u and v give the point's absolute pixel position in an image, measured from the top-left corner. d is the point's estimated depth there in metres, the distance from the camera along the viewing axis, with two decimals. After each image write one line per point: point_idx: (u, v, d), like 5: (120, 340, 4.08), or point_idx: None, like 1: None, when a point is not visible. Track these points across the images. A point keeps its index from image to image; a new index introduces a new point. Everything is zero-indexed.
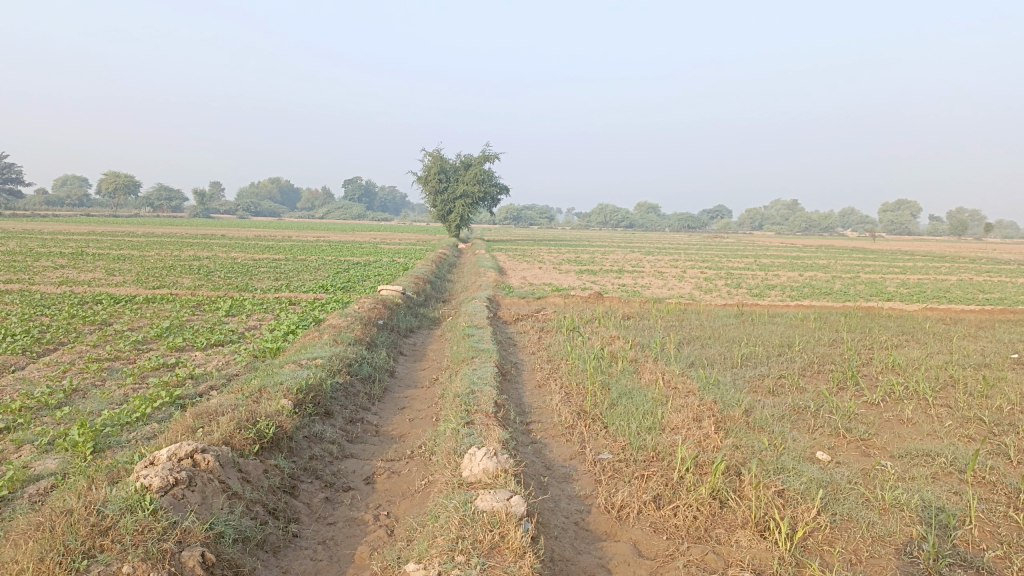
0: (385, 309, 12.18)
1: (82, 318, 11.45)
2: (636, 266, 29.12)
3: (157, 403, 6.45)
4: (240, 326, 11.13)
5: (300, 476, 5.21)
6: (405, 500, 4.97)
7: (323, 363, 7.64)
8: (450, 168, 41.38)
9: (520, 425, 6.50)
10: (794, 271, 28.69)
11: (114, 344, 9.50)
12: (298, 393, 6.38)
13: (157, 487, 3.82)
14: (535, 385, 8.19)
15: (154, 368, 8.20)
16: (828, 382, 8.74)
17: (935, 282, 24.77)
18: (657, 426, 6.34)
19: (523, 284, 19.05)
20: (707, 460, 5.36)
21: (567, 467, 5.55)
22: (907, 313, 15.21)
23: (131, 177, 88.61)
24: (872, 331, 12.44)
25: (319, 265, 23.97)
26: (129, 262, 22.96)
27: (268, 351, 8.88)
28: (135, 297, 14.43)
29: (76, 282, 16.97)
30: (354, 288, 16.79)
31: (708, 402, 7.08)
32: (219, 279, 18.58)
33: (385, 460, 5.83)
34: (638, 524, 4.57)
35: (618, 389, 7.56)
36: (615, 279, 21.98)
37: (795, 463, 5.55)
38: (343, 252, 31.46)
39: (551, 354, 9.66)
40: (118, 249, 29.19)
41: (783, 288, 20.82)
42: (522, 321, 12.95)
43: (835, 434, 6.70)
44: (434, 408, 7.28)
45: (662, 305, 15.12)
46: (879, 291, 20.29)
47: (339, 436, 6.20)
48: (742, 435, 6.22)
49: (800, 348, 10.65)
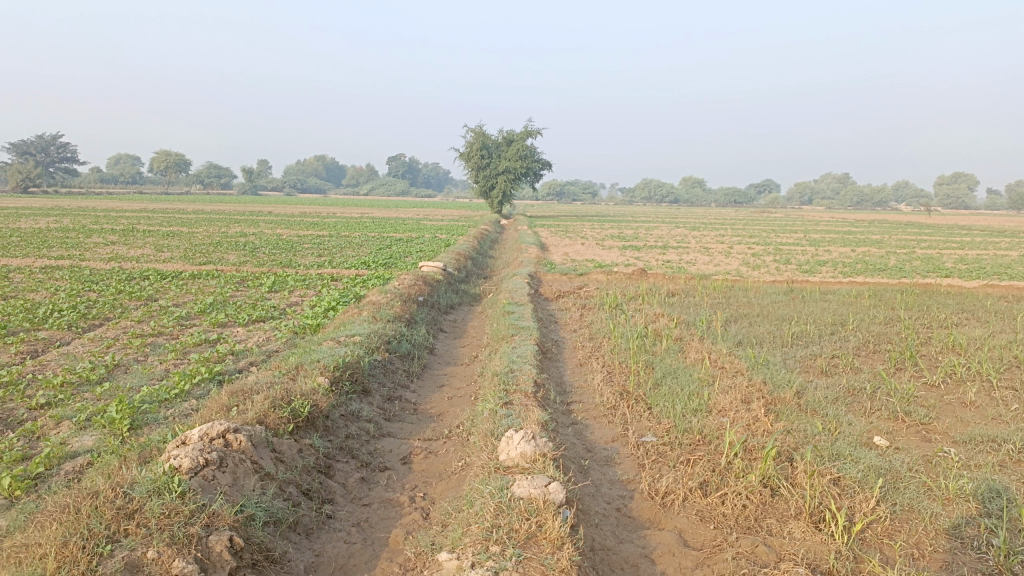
0: (426, 285, 12.09)
1: (129, 293, 11.59)
2: (682, 241, 28.54)
3: (196, 380, 6.43)
4: (282, 302, 11.13)
5: (335, 455, 5.10)
6: (441, 482, 4.83)
7: (361, 339, 7.55)
8: (492, 144, 41.12)
9: (561, 405, 6.31)
10: (846, 246, 27.77)
11: (158, 320, 9.57)
12: (335, 371, 6.29)
13: (187, 468, 3.74)
14: (577, 363, 7.99)
15: (196, 344, 8.22)
16: (884, 363, 8.36)
17: (995, 258, 23.73)
18: (703, 409, 6.09)
19: (566, 261, 18.80)
20: (757, 445, 5.11)
21: (609, 450, 5.35)
22: (967, 290, 14.55)
23: (181, 154, 90.28)
24: (930, 309, 11.90)
25: (363, 241, 24.04)
26: (177, 239, 23.33)
27: (308, 327, 8.83)
28: (181, 273, 14.61)
29: (125, 259, 17.27)
30: (395, 264, 16.74)
31: (757, 383, 6.80)
32: (263, 255, 18.73)
33: (422, 439, 5.70)
34: (683, 512, 4.35)
35: (662, 369, 7.33)
36: (660, 255, 21.57)
37: (851, 449, 5.26)
38: (385, 228, 31.53)
39: (594, 332, 9.44)
40: (167, 226, 29.73)
41: (834, 264, 20.19)
42: (564, 298, 12.72)
43: (893, 419, 6.36)
44: (473, 387, 7.13)
45: (709, 282, 14.72)
46: (936, 267, 19.51)
47: (376, 414, 6.09)
48: (794, 418, 5.94)
49: (854, 326, 10.23)
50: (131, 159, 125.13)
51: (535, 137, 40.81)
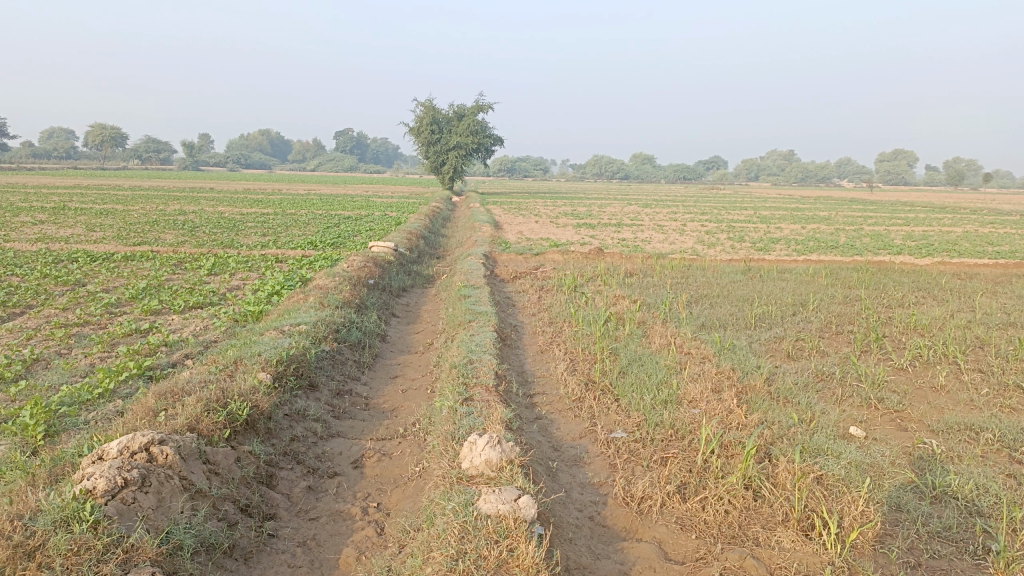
0: (375, 266, 11.53)
1: (54, 278, 10.77)
2: (635, 219, 28.38)
3: (123, 377, 5.85)
4: (223, 287, 10.45)
5: (278, 462, 4.63)
6: (396, 491, 4.42)
7: (308, 328, 7.03)
8: (442, 119, 40.19)
9: (523, 398, 5.94)
10: (796, 223, 27.99)
11: (85, 307, 8.86)
12: (279, 365, 5.78)
13: (102, 491, 3.24)
14: (537, 350, 7.62)
15: (126, 334, 7.58)
16: (850, 345, 8.18)
17: (941, 234, 24.14)
18: (673, 400, 5.78)
19: (520, 239, 18.41)
20: (734, 441, 4.81)
21: (577, 448, 4.99)
22: (920, 267, 14.61)
23: (117, 128, 86.65)
24: (887, 288, 11.84)
25: (311, 219, 23.21)
26: (111, 218, 22.12)
27: (250, 314, 8.25)
28: (113, 254, 13.73)
29: (53, 239, 16.23)
30: (343, 244, 16.08)
31: (726, 370, 6.52)
32: (203, 234, 17.88)
33: (374, 439, 5.26)
34: (661, 520, 4.01)
35: (628, 356, 7.00)
36: (614, 233, 21.39)
37: (829, 442, 5.01)
38: (333, 206, 30.58)
39: (554, 316, 9.06)
40: (101, 203, 28.29)
41: (788, 241, 20.20)
42: (520, 279, 12.32)
43: (867, 407, 6.15)
44: (428, 378, 6.70)
45: (666, 261, 14.49)
46: (887, 244, 19.68)
47: (323, 412, 5.62)
48: (767, 408, 5.66)
49: (816, 307, 10.07)
50: (65, 133, 119.76)
51: (485, 112, 40.03)
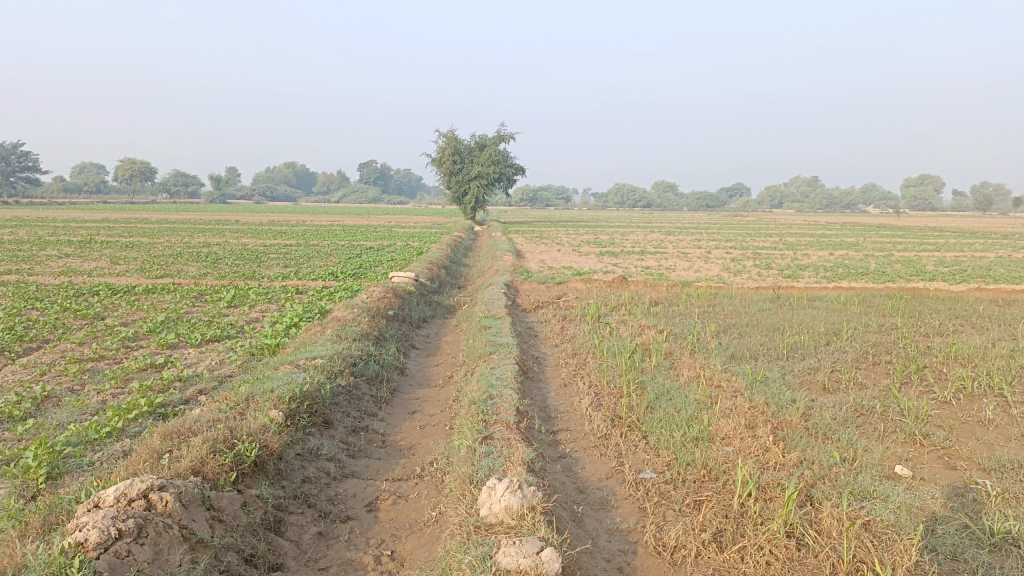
0: (395, 297, 11.35)
1: (74, 312, 10.71)
2: (659, 247, 28.08)
3: (133, 415, 5.67)
4: (241, 320, 10.32)
5: (288, 505, 4.40)
6: (412, 537, 4.16)
7: (323, 362, 6.82)
8: (464, 149, 40.36)
9: (546, 436, 5.66)
10: (824, 249, 27.53)
11: (102, 341, 8.74)
12: (292, 402, 5.56)
13: (94, 544, 3.03)
14: (560, 384, 7.35)
15: (140, 369, 7.43)
16: (888, 376, 7.80)
17: (974, 259, 23.52)
18: (705, 437, 5.47)
19: (542, 268, 18.20)
20: (772, 483, 4.50)
21: (603, 490, 4.70)
22: (955, 294, 14.14)
23: (146, 162, 88.28)
24: (923, 315, 11.43)
25: (333, 251, 23.19)
26: (135, 251, 22.28)
27: (266, 348, 8.08)
28: (134, 287, 13.69)
29: (77, 272, 16.28)
30: (364, 275, 15.97)
31: (760, 405, 6.19)
32: (225, 266, 17.87)
33: (390, 480, 5.01)
34: (696, 571, 3.71)
35: (655, 390, 6.70)
36: (637, 261, 21.09)
37: (875, 483, 4.67)
38: (356, 236, 30.61)
39: (578, 348, 8.78)
40: (127, 237, 28.58)
41: (816, 268, 19.79)
42: (542, 309, 12.07)
43: (911, 444, 5.78)
44: (447, 414, 6.45)
45: (692, 289, 14.16)
46: (919, 270, 19.17)
47: (337, 451, 5.39)
48: (806, 446, 5.33)
49: (849, 336, 9.70)
50: (96, 168, 122.30)
51: (507, 142, 40.16)
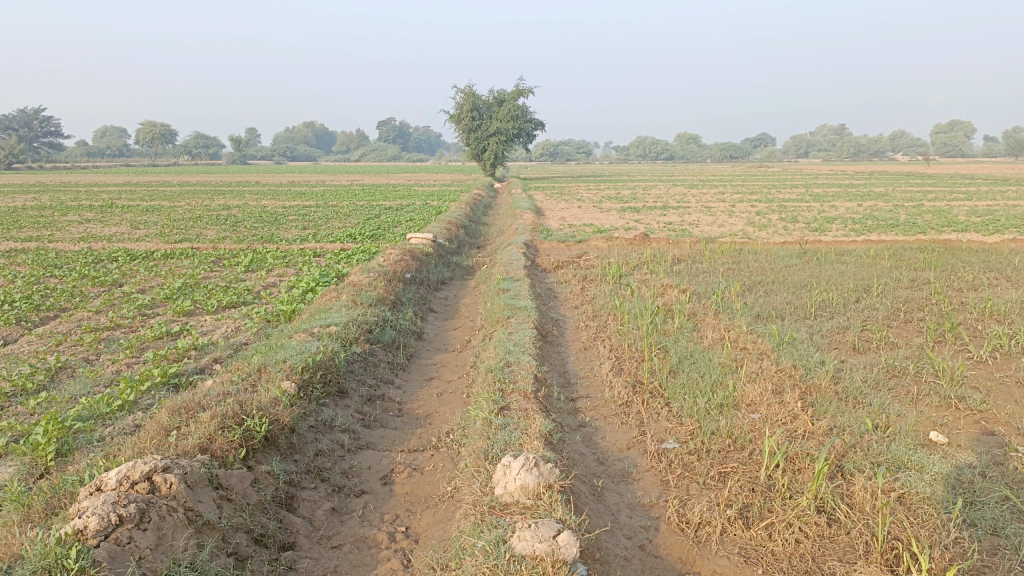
0: (414, 259, 11.20)
1: (93, 279, 10.67)
2: (682, 201, 27.57)
3: (146, 387, 5.59)
4: (258, 285, 10.21)
5: (301, 480, 4.29)
6: (427, 513, 4.04)
7: (338, 330, 6.69)
8: (483, 105, 39.66)
9: (565, 404, 5.50)
10: (852, 200, 26.86)
11: (119, 310, 8.68)
12: (304, 373, 5.44)
13: (93, 532, 2.94)
14: (581, 347, 7.18)
15: (156, 338, 7.36)
16: (921, 335, 7.51)
17: (1008, 208, 22.79)
18: (730, 403, 5.28)
19: (563, 226, 17.90)
20: (801, 453, 4.32)
21: (625, 462, 4.55)
22: (990, 246, 13.67)
23: (166, 125, 88.16)
24: (957, 269, 11.04)
25: (353, 211, 23.01)
26: (156, 214, 22.24)
27: (282, 314, 7.97)
28: (153, 252, 13.63)
29: (97, 238, 16.29)
30: (383, 236, 15.81)
31: (787, 368, 5.98)
32: (244, 229, 17.76)
33: (406, 452, 4.89)
34: (721, 549, 3.56)
35: (678, 354, 6.51)
36: (660, 216, 20.71)
37: (909, 452, 4.46)
38: (375, 196, 30.36)
39: (598, 310, 8.58)
40: (148, 200, 28.54)
41: (844, 220, 19.26)
42: (562, 269, 11.85)
43: (946, 408, 5.55)
44: (464, 381, 6.31)
45: (716, 246, 13.83)
46: (951, 220, 18.58)
47: (352, 421, 5.27)
48: (836, 412, 5.12)
49: (880, 292, 9.38)
50: (117, 131, 122.69)
51: (527, 96, 39.37)
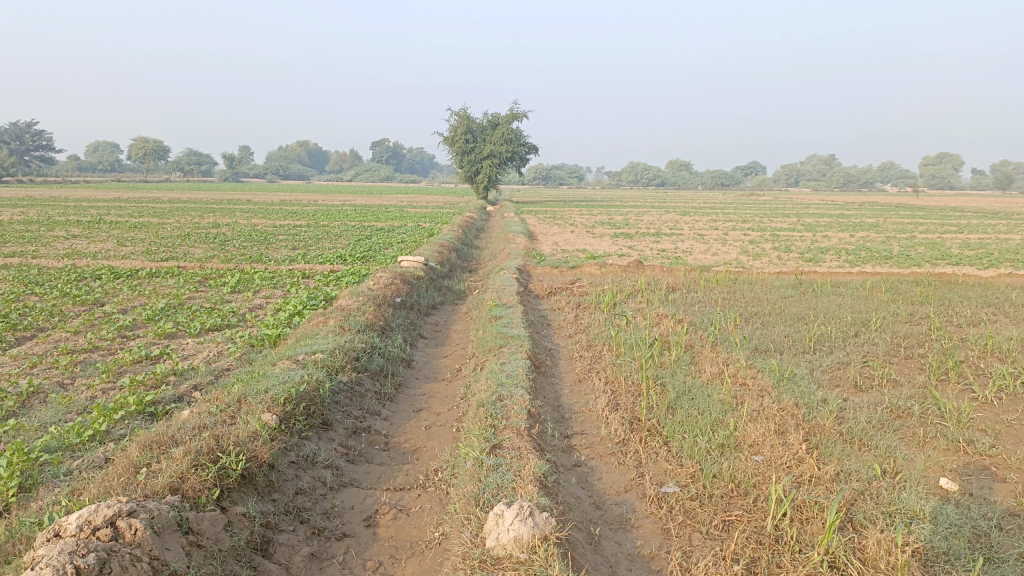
0: (404, 283, 10.97)
1: (74, 297, 10.39)
2: (675, 228, 27.53)
3: (119, 416, 5.31)
4: (244, 307, 9.95)
5: (279, 523, 4.03)
6: (414, 561, 3.79)
7: (324, 357, 6.44)
8: (477, 128, 39.74)
9: (559, 441, 5.27)
10: (844, 231, 26.90)
11: (98, 331, 8.40)
12: (287, 404, 5.18)
13: None
14: (575, 380, 6.95)
15: (134, 362, 7.08)
16: (923, 372, 7.32)
17: (1000, 242, 22.80)
18: (732, 444, 5.06)
19: (555, 251, 17.74)
20: (809, 501, 4.10)
21: (622, 506, 4.31)
22: (985, 280, 13.57)
23: (159, 141, 87.98)
24: (954, 304, 10.91)
25: (343, 232, 22.78)
26: (144, 232, 21.95)
27: (267, 339, 7.72)
28: (137, 270, 13.34)
29: (81, 254, 16.01)
30: (373, 258, 15.58)
31: (789, 406, 5.77)
32: (232, 249, 17.51)
33: (391, 491, 4.64)
34: None
35: (677, 389, 6.28)
36: (653, 243, 20.58)
37: (921, 501, 4.25)
38: (366, 217, 30.18)
39: (592, 340, 8.36)
40: (137, 217, 28.25)
41: (837, 251, 19.18)
42: (555, 295, 11.66)
43: (954, 452, 5.34)
44: (454, 414, 6.06)
45: (711, 275, 13.68)
46: (944, 253, 18.53)
47: (335, 456, 5.01)
48: (842, 456, 4.90)
49: (878, 327, 9.21)
50: (110, 146, 122.50)
51: (520, 120, 39.47)
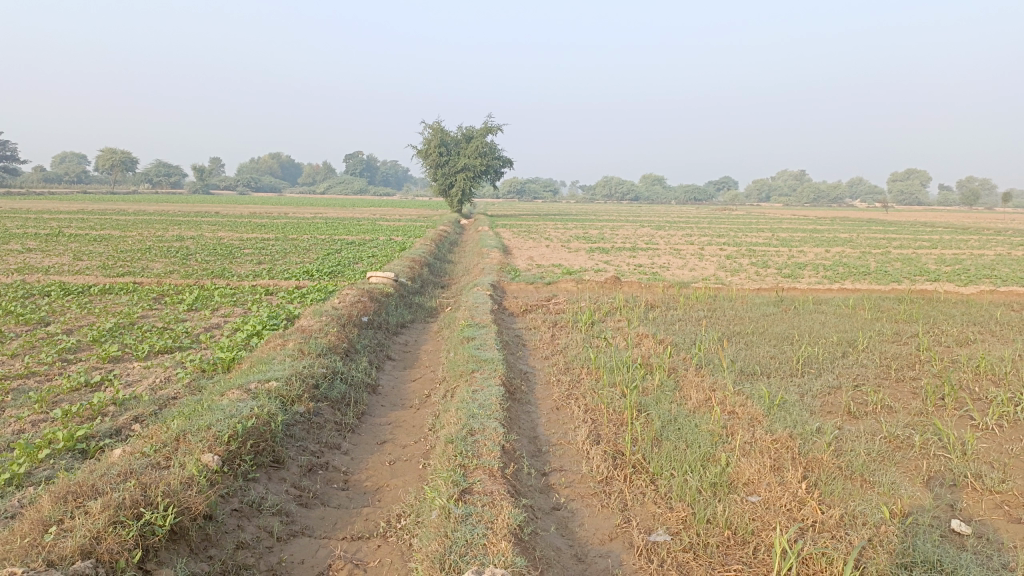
0: (372, 301, 10.45)
1: (17, 316, 9.71)
2: (650, 242, 27.29)
3: (43, 455, 4.73)
4: (199, 326, 9.35)
5: None
6: None
7: (278, 386, 5.91)
8: (451, 141, 39.33)
9: (536, 481, 4.79)
10: (820, 246, 26.80)
11: (37, 354, 7.76)
12: (232, 442, 4.63)
13: None
14: (552, 407, 6.47)
15: (72, 389, 6.49)
16: (918, 398, 6.93)
17: (974, 258, 22.75)
18: (726, 483, 4.60)
19: (531, 266, 17.30)
20: (816, 553, 3.67)
21: (608, 559, 3.84)
22: (966, 297, 13.34)
23: (128, 152, 86.30)
24: (939, 322, 10.62)
25: (313, 245, 22.15)
26: (103, 245, 21.12)
27: (220, 364, 7.15)
28: (90, 287, 12.63)
29: (33, 269, 15.22)
30: (341, 273, 15.02)
31: (783, 438, 5.34)
32: (194, 263, 16.81)
33: (348, 540, 4.11)
34: None
35: (662, 418, 5.83)
36: (630, 258, 20.25)
37: (938, 550, 3.83)
38: (336, 230, 29.53)
39: (570, 362, 7.90)
40: (98, 230, 27.27)
41: (815, 266, 18.95)
42: (531, 313, 11.19)
43: (961, 489, 4.93)
44: (421, 448, 5.55)
45: (689, 291, 13.30)
46: (922, 269, 18.35)
47: (284, 500, 4.47)
48: (845, 495, 4.47)
49: (866, 347, 8.87)
50: (77, 158, 120.42)
51: (495, 134, 39.10)
